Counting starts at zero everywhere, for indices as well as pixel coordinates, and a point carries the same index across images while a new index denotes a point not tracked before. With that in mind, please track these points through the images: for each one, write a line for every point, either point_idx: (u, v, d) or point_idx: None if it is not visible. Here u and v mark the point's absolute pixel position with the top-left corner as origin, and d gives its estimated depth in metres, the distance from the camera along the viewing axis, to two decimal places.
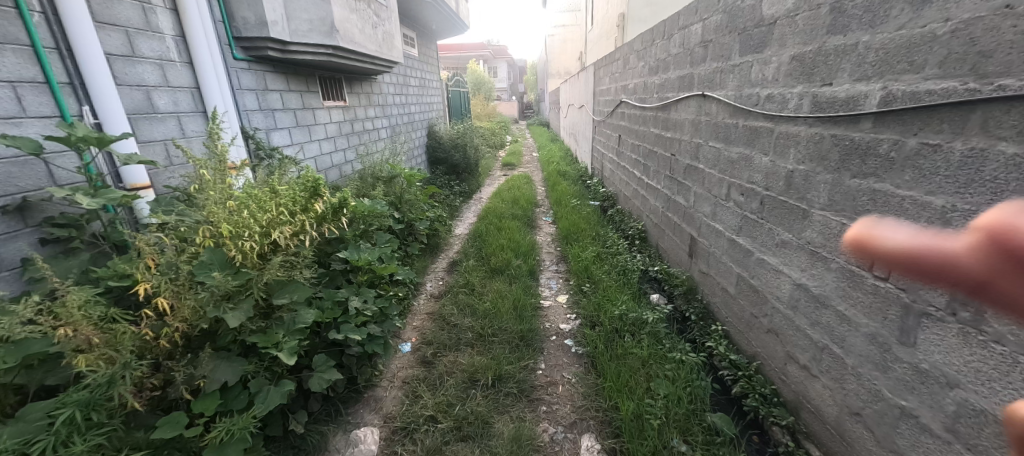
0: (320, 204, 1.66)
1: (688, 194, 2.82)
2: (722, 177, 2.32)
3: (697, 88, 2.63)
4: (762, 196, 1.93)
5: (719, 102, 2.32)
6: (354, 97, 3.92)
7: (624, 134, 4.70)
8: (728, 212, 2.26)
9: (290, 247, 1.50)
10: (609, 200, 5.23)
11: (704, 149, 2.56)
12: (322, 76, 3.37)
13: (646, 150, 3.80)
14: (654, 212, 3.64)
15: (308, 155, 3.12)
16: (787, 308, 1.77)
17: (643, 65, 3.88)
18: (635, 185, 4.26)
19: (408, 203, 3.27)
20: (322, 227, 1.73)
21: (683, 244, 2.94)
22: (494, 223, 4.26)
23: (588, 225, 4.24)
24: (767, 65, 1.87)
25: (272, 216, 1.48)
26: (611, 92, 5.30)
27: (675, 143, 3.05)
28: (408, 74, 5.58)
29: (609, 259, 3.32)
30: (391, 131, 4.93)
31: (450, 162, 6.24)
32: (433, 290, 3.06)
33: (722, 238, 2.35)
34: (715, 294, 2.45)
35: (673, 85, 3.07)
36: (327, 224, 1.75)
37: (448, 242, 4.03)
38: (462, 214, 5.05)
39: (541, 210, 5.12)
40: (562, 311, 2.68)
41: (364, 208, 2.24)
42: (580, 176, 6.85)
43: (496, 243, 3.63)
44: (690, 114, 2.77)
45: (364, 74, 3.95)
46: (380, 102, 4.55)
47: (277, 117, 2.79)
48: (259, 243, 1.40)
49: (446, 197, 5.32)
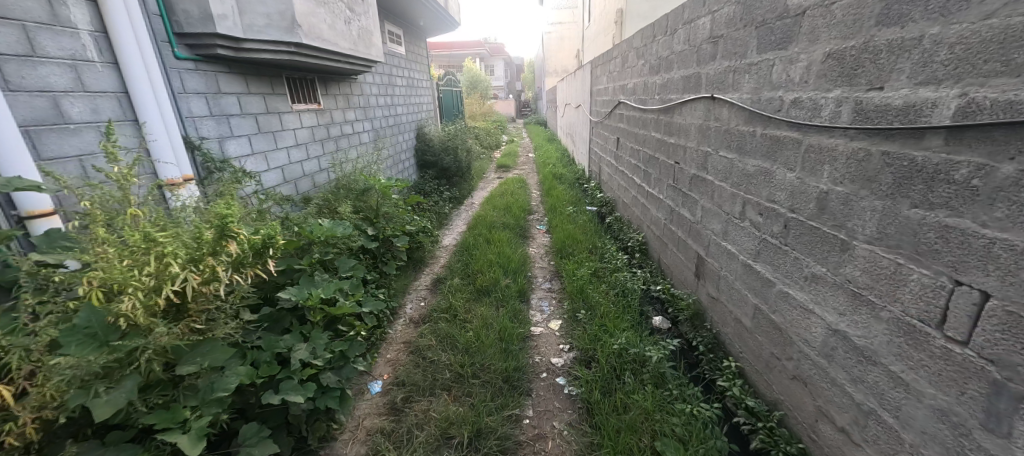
0: (234, 245, 1.33)
1: (695, 208, 2.53)
2: (735, 192, 2.03)
3: (705, 90, 2.33)
4: (786, 218, 1.64)
5: (732, 106, 2.03)
6: (330, 99, 3.61)
7: (623, 137, 4.40)
8: (742, 233, 1.98)
9: (203, 299, 1.26)
10: (608, 206, 4.93)
11: (713, 159, 2.27)
12: (290, 77, 3.05)
13: (647, 155, 3.50)
14: (655, 224, 3.35)
15: (274, 165, 2.82)
16: (818, 356, 1.48)
17: (643, 63, 3.58)
18: (634, 192, 3.97)
19: (386, 218, 2.97)
20: (245, 271, 1.41)
21: (689, 262, 2.65)
22: (483, 234, 3.96)
23: (585, 235, 3.94)
24: (793, 65, 1.58)
25: (172, 256, 1.19)
26: (609, 92, 4.99)
27: (679, 150, 2.76)
28: (394, 73, 5.26)
29: (607, 277, 3.02)
30: (375, 133, 4.62)
31: (441, 165, 5.94)
32: (413, 313, 2.76)
33: (735, 262, 2.06)
34: (726, 324, 2.16)
35: (677, 85, 2.77)
36: (251, 268, 1.44)
37: (433, 256, 3.74)
38: (450, 222, 4.76)
39: (535, 218, 4.83)
40: (553, 341, 2.39)
41: (324, 231, 1.94)
42: (577, 179, 6.55)
43: (484, 258, 3.34)
44: (696, 119, 2.48)
45: (341, 73, 3.64)
46: (361, 103, 4.24)
47: (234, 123, 2.48)
48: (156, 298, 1.16)
49: (434, 204, 5.02)
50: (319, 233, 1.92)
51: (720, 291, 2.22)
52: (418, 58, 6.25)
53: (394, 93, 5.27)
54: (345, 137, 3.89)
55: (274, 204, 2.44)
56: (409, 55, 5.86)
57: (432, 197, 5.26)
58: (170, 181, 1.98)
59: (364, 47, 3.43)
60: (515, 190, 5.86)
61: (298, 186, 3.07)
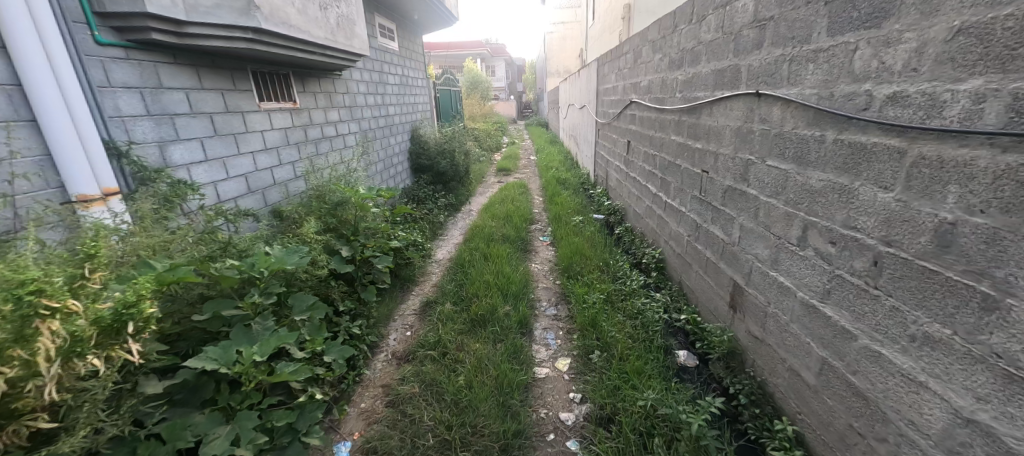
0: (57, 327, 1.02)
1: (729, 226, 2.13)
2: (791, 211, 1.63)
3: (746, 86, 1.93)
4: (875, 253, 1.24)
5: (788, 103, 1.63)
6: (309, 97, 3.21)
7: (635, 141, 3.99)
8: (801, 263, 1.57)
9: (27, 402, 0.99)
10: (617, 215, 4.52)
11: (756, 169, 1.87)
12: (257, 71, 2.64)
13: (666, 162, 3.09)
14: (675, 240, 2.95)
15: (235, 174, 2.42)
16: (937, 449, 1.08)
17: (660, 56, 3.17)
18: (648, 202, 3.57)
19: (368, 230, 2.56)
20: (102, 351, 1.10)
21: (720, 290, 2.25)
22: (481, 248, 3.55)
23: (593, 250, 3.53)
24: (888, 47, 1.18)
25: None
26: (619, 91, 4.59)
27: (708, 156, 2.35)
28: (385, 70, 4.85)
29: (622, 304, 2.61)
30: (364, 135, 4.21)
31: (437, 169, 5.55)
32: (397, 346, 2.36)
33: (789, 298, 1.66)
34: (775, 372, 1.76)
35: (705, 81, 2.37)
36: (111, 347, 1.12)
37: (424, 273, 3.33)
38: (445, 233, 4.36)
39: (537, 228, 4.42)
40: (561, 388, 1.99)
41: (273, 262, 1.54)
42: (581, 185, 6.16)
43: (480, 278, 2.93)
44: (732, 120, 2.08)
45: (321, 68, 3.23)
46: (346, 102, 3.82)
47: (181, 125, 2.08)
48: None
49: (427, 213, 4.61)
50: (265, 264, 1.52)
51: (766, 331, 1.82)
52: (413, 55, 5.85)
53: (386, 92, 4.85)
54: (327, 139, 3.47)
55: (227, 222, 2.04)
56: (403, 51, 5.46)
57: (425, 205, 4.86)
58: (83, 197, 1.58)
59: (345, 38, 3.02)
60: (516, 197, 5.46)
61: (267, 198, 2.66)
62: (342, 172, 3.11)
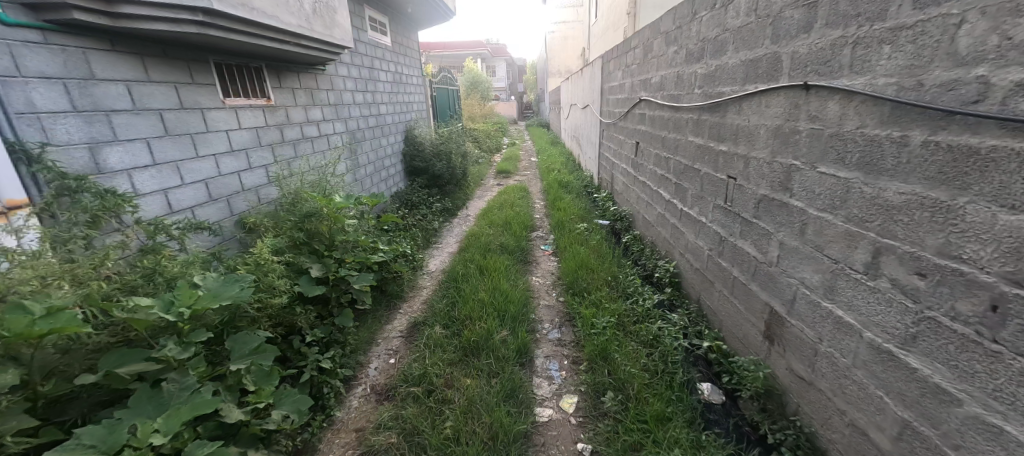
0: None
1: (764, 243, 1.82)
2: (854, 230, 1.32)
3: (789, 77, 1.62)
4: (997, 295, 0.95)
5: (850, 97, 1.32)
6: (285, 93, 2.89)
7: (644, 143, 3.68)
8: (868, 297, 1.26)
9: None
10: (624, 221, 4.21)
11: (802, 176, 1.56)
12: (222, 63, 2.33)
13: (681, 165, 2.78)
14: (692, 254, 2.63)
15: (191, 180, 2.11)
16: None
17: (675, 49, 2.86)
18: (660, 210, 3.25)
19: (347, 242, 2.23)
20: None
21: (751, 316, 1.93)
22: (476, 260, 3.22)
23: (600, 261, 3.22)
24: (1018, 17, 0.91)
25: None
26: (626, 88, 4.28)
27: (736, 160, 2.04)
28: (376, 65, 4.54)
29: (635, 327, 2.29)
30: (351, 135, 3.89)
31: (432, 172, 5.25)
32: (378, 378, 2.05)
33: (849, 337, 1.34)
34: (830, 425, 1.44)
35: (733, 74, 2.06)
36: None
37: (412, 289, 3.01)
38: (438, 242, 4.06)
39: (537, 236, 4.09)
40: (569, 437, 1.69)
41: (200, 299, 1.31)
42: (585, 188, 5.84)
43: (474, 296, 2.60)
44: (768, 119, 1.76)
45: (300, 61, 2.92)
46: (330, 99, 3.50)
47: (120, 124, 1.77)
48: None
49: (420, 220, 4.32)
50: (189, 299, 1.29)
51: (815, 373, 1.50)
52: (407, 51, 5.53)
53: (376, 90, 4.53)
54: (308, 140, 3.15)
55: (173, 238, 1.73)
56: (396, 46, 5.12)
57: (418, 211, 4.54)
58: None
59: (323, 27, 2.72)
60: (516, 201, 5.14)
61: (232, 206, 2.34)
62: (323, 175, 2.80)
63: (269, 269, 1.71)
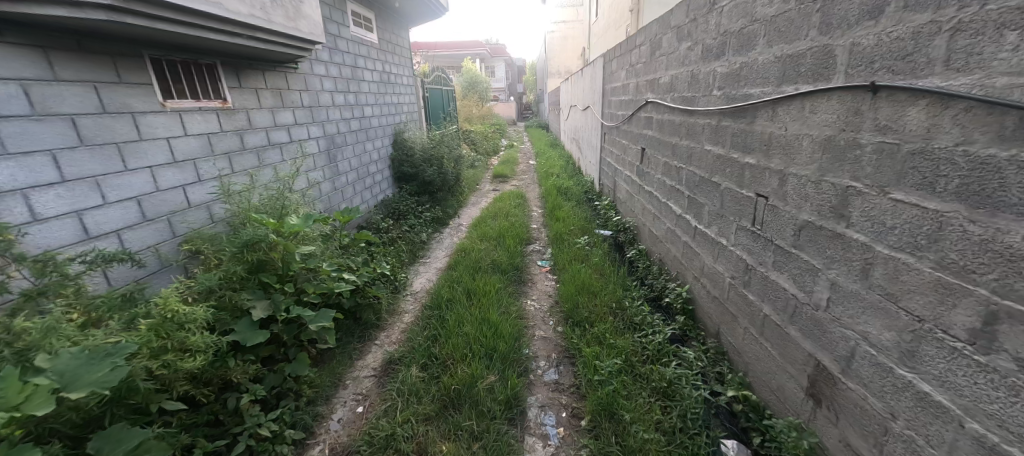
0: None
1: (806, 279, 1.49)
2: (950, 281, 1.00)
3: (845, 77, 1.29)
4: None
5: (944, 103, 1.00)
6: (247, 94, 2.55)
7: (651, 149, 3.35)
8: (973, 375, 0.96)
9: None
10: (629, 233, 3.88)
11: (864, 202, 1.23)
12: (162, 59, 2.00)
13: (696, 177, 2.44)
14: (709, 279, 2.30)
15: (117, 198, 1.76)
16: None
17: (688, 44, 2.53)
18: (670, 225, 2.91)
19: (307, 270, 1.89)
20: None
21: (787, 365, 1.61)
22: (464, 281, 2.88)
23: (603, 283, 2.87)
24: None
25: None
26: (630, 89, 3.95)
27: (767, 175, 1.71)
28: (361, 63, 4.18)
29: (645, 370, 1.95)
30: (331, 141, 3.55)
31: (422, 178, 4.91)
32: (340, 434, 1.72)
33: (938, 421, 1.03)
34: None
35: (764, 72, 1.72)
36: None
37: (391, 315, 2.67)
38: (425, 257, 3.73)
39: (534, 250, 3.76)
40: None
41: (36, 392, 1.00)
42: (585, 195, 5.51)
43: (459, 328, 2.26)
44: (813, 128, 1.43)
45: (263, 57, 2.58)
46: (304, 100, 3.15)
47: (10, 132, 1.44)
48: None
49: (407, 232, 3.98)
50: (18, 395, 0.98)
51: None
52: (397, 49, 5.18)
53: (361, 90, 4.18)
54: (276, 147, 2.81)
55: (72, 277, 1.39)
56: (383, 44, 4.78)
57: (405, 222, 4.21)
58: None
59: (285, 18, 2.38)
60: (511, 210, 4.81)
61: (174, 227, 2.00)
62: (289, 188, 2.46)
63: (188, 317, 1.38)
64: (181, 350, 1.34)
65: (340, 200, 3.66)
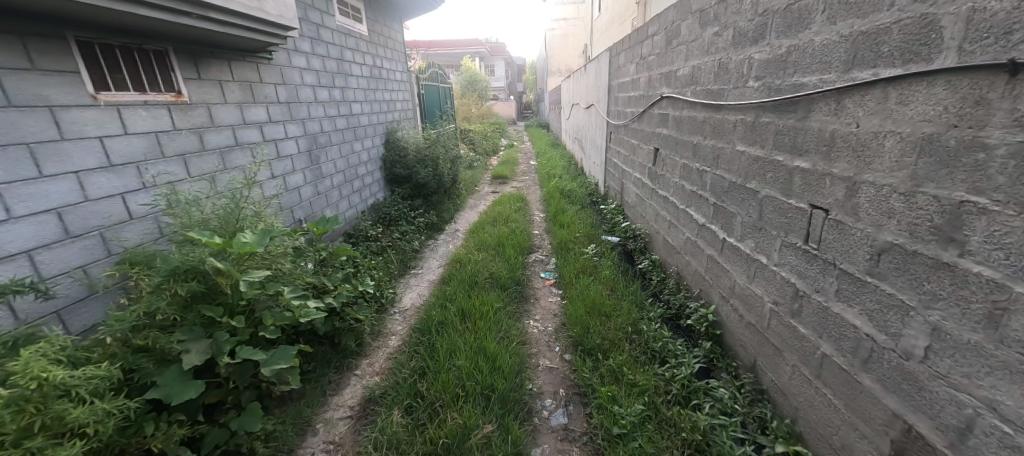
0: None
1: (889, 317, 1.17)
2: None
3: (958, 53, 0.98)
4: None
5: None
6: (208, 87, 2.22)
7: (666, 150, 3.02)
8: None
9: None
10: (640, 241, 3.55)
11: (992, 221, 0.93)
12: (94, 42, 1.68)
13: (724, 182, 2.12)
14: (741, 301, 1.98)
15: (27, 211, 1.44)
16: None
17: (715, 29, 2.20)
18: (690, 236, 2.59)
19: (265, 297, 1.57)
20: None
21: (857, 421, 1.29)
22: (458, 300, 2.55)
23: (615, 301, 2.54)
24: None
25: None
26: (641, 83, 3.62)
27: (827, 182, 1.38)
28: (349, 56, 3.84)
29: (673, 415, 1.63)
30: (314, 140, 3.22)
31: (415, 180, 4.58)
32: None
33: None
34: None
35: (824, 55, 1.40)
36: None
37: (375, 339, 2.35)
38: (417, 268, 3.40)
39: (536, 261, 3.43)
40: None
41: None
42: (589, 198, 5.18)
43: (450, 361, 1.94)
44: (903, 123, 1.12)
45: (225, 44, 2.25)
46: (281, 95, 2.82)
47: None
48: None
49: (398, 241, 3.66)
50: None
51: None
52: (389, 42, 4.85)
53: (349, 86, 3.85)
54: (246, 147, 2.49)
55: None
56: (374, 36, 4.45)
57: (396, 229, 3.89)
58: None
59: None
60: (511, 214, 4.48)
61: (108, 245, 1.67)
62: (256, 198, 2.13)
63: (73, 384, 1.11)
64: (56, 432, 1.07)
65: (323, 205, 3.33)
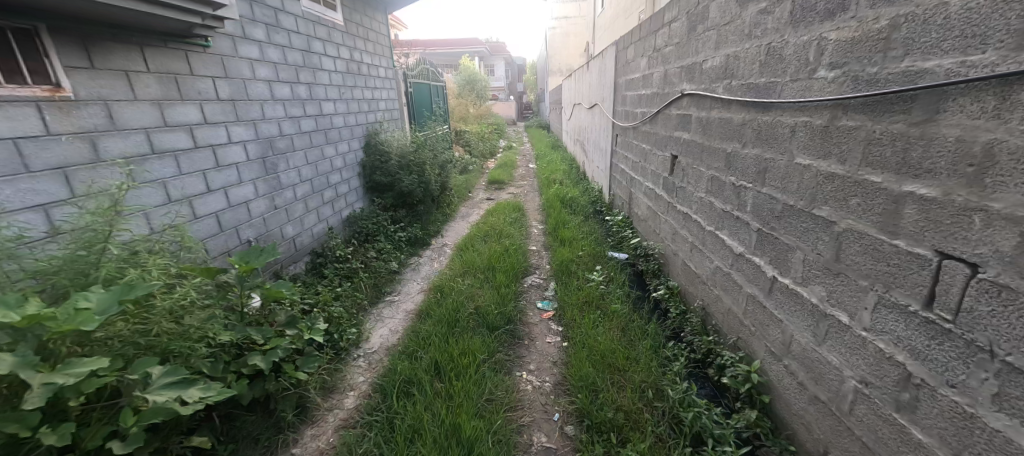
0: None
1: None
2: None
3: None
4: None
5: None
6: (109, 79, 1.72)
7: (687, 158, 2.53)
8: None
9: None
10: (654, 263, 3.05)
11: None
12: None
13: (775, 204, 1.63)
14: (801, 364, 1.49)
15: None
16: None
17: (761, 6, 1.71)
18: (721, 265, 2.10)
19: (127, 380, 1.11)
20: None
21: None
22: (433, 347, 2.05)
23: (629, 349, 2.04)
24: None
25: None
26: (655, 80, 3.13)
27: (979, 223, 0.91)
28: (319, 48, 3.32)
29: None
30: (271, 145, 2.71)
31: (398, 188, 4.07)
32: None
33: None
34: None
35: (971, 25, 0.92)
36: None
37: (327, 398, 1.85)
38: (393, 294, 2.91)
39: (532, 287, 2.92)
40: None
41: None
42: (592, 208, 4.69)
43: (412, 450, 1.47)
44: None
45: (127, 24, 1.75)
46: (222, 92, 2.31)
47: None
48: None
49: (373, 261, 3.17)
50: None
51: None
52: (371, 34, 4.33)
53: (319, 82, 3.33)
54: (170, 156, 1.99)
55: None
56: (351, 26, 3.93)
57: (373, 246, 3.40)
58: None
59: None
60: (506, 227, 3.99)
61: None
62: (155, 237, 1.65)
63: None
64: None
65: (282, 221, 2.83)
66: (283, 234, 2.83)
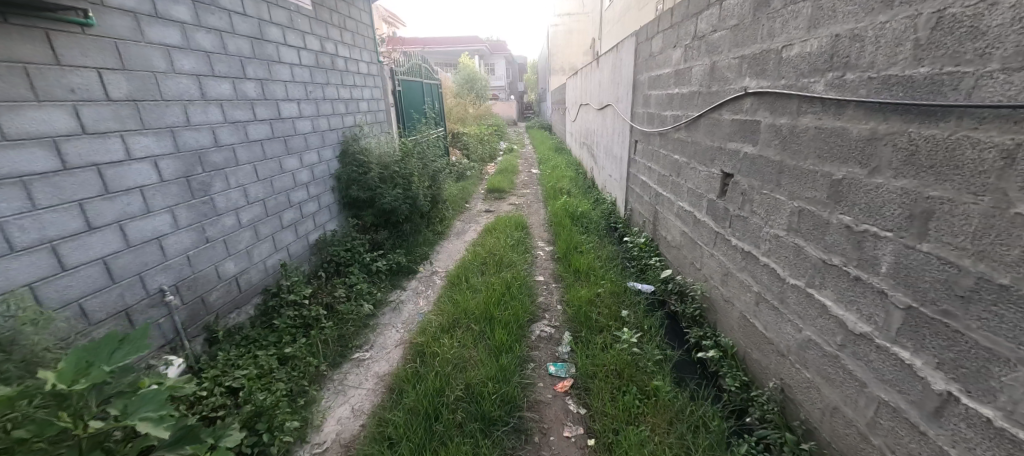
0: None
1: None
2: None
3: None
4: None
5: None
6: None
7: (751, 180, 1.88)
8: None
9: None
10: (695, 307, 2.39)
11: None
12: None
13: (957, 274, 0.99)
14: None
15: None
16: None
17: None
18: (818, 341, 1.45)
19: None
20: None
21: None
22: None
23: None
24: None
25: None
26: (696, 75, 2.48)
27: None
28: (275, 34, 2.66)
29: None
30: (201, 158, 2.06)
31: (378, 204, 3.42)
32: None
33: None
34: None
35: None
36: None
37: None
38: (363, 349, 2.27)
39: (542, 341, 2.27)
40: None
41: None
42: (607, 226, 4.03)
43: None
44: None
45: None
46: (113, 89, 1.66)
47: None
48: None
49: (340, 303, 2.53)
50: None
51: None
52: (349, 23, 3.68)
53: (277, 77, 2.68)
54: (15, 183, 1.38)
55: None
56: (322, 12, 3.27)
57: (343, 280, 2.76)
58: None
59: None
60: (508, 253, 3.33)
61: None
62: None
63: None
64: None
65: (219, 256, 2.18)
66: (219, 274, 2.18)
